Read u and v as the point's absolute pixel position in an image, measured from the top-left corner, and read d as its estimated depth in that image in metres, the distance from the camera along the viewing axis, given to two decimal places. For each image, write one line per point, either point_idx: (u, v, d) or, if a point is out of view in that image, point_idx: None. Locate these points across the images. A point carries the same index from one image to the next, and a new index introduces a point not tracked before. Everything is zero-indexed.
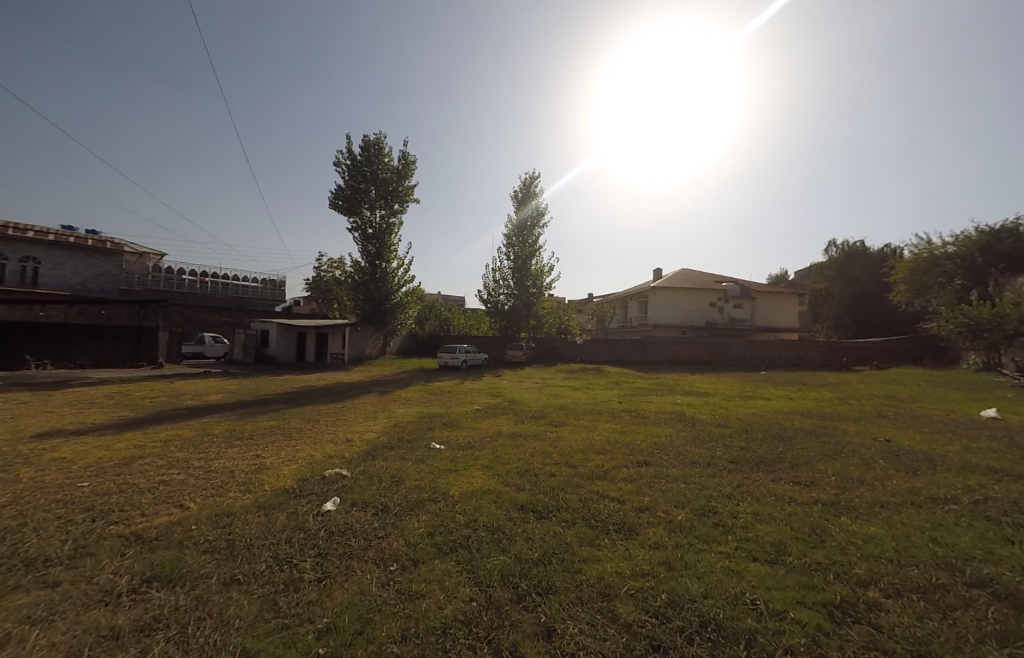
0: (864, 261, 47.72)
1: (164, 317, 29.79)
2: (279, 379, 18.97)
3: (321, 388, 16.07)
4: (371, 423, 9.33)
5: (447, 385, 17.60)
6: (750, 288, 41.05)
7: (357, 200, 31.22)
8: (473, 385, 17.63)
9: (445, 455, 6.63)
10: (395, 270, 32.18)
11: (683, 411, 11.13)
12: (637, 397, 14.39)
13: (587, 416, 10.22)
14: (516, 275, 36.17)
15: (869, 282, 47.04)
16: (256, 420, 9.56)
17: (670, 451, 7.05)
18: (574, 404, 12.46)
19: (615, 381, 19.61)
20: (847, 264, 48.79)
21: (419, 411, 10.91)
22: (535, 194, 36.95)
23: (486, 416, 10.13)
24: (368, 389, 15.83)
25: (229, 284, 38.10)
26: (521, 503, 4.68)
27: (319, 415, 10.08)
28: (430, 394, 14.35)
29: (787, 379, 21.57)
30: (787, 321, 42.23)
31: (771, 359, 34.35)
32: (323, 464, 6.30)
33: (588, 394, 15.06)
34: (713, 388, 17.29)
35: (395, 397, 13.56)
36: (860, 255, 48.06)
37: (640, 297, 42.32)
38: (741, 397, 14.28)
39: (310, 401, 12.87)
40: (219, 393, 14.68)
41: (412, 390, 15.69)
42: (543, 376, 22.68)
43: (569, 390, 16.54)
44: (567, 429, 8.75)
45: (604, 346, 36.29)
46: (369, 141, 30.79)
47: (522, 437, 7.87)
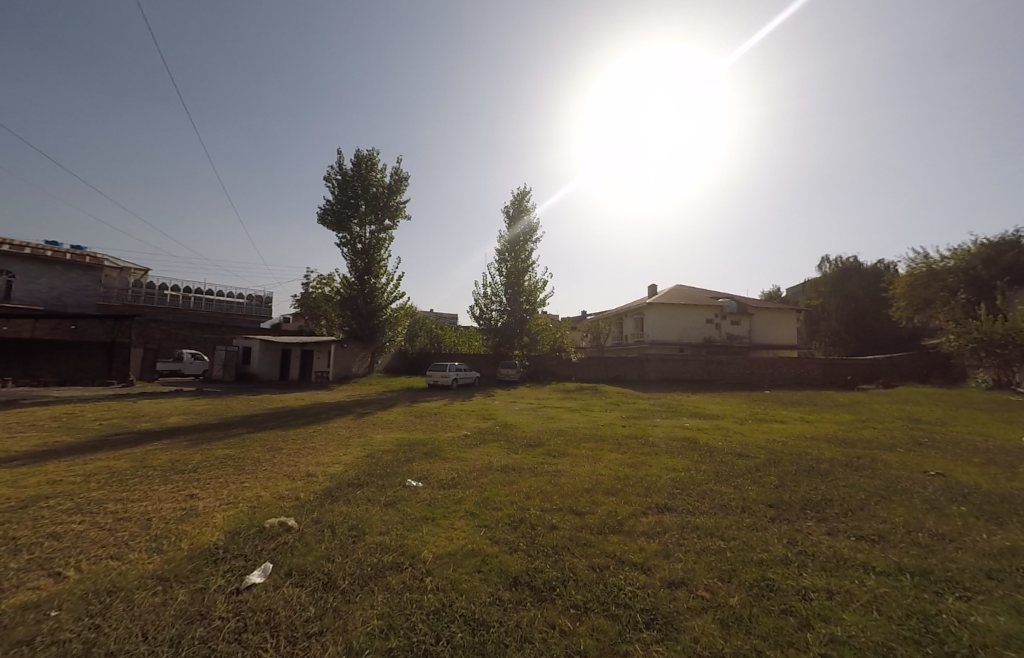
0: (859, 277, 47.53)
1: (142, 333, 28.50)
2: (256, 399, 17.64)
3: (298, 410, 14.77)
4: (342, 452, 8.11)
5: (435, 406, 16.37)
6: (747, 305, 40.34)
7: (345, 217, 30.35)
8: (463, 406, 16.36)
9: (422, 497, 5.43)
10: (384, 286, 31.16)
11: (694, 438, 10.00)
12: (640, 420, 13.24)
13: (590, 444, 9.05)
14: (508, 292, 35.22)
15: (865, 298, 46.62)
16: (210, 448, 8.30)
17: (693, 492, 5.90)
18: (573, 428, 11.28)
19: (614, 401, 18.44)
20: (843, 281, 48.48)
21: (398, 437, 9.67)
22: (527, 209, 36.32)
23: (474, 445, 8.90)
24: (347, 411, 14.54)
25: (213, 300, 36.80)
26: (514, 573, 3.50)
27: (286, 442, 8.84)
28: (415, 416, 13.10)
29: (794, 399, 20.48)
30: (786, 339, 41.44)
31: (773, 378, 33.44)
32: (269, 509, 5.08)
33: (586, 417, 13.90)
34: (719, 409, 16.18)
35: (375, 420, 12.32)
36: (855, 272, 47.89)
37: (635, 314, 41.44)
38: (752, 420, 13.17)
39: (280, 424, 11.57)
40: (182, 414, 13.34)
41: (396, 411, 14.44)
42: (538, 395, 21.50)
43: (565, 411, 15.33)
44: (567, 461, 7.55)
45: (600, 365, 35.21)
46: (359, 155, 30.02)
47: (515, 472, 6.67)
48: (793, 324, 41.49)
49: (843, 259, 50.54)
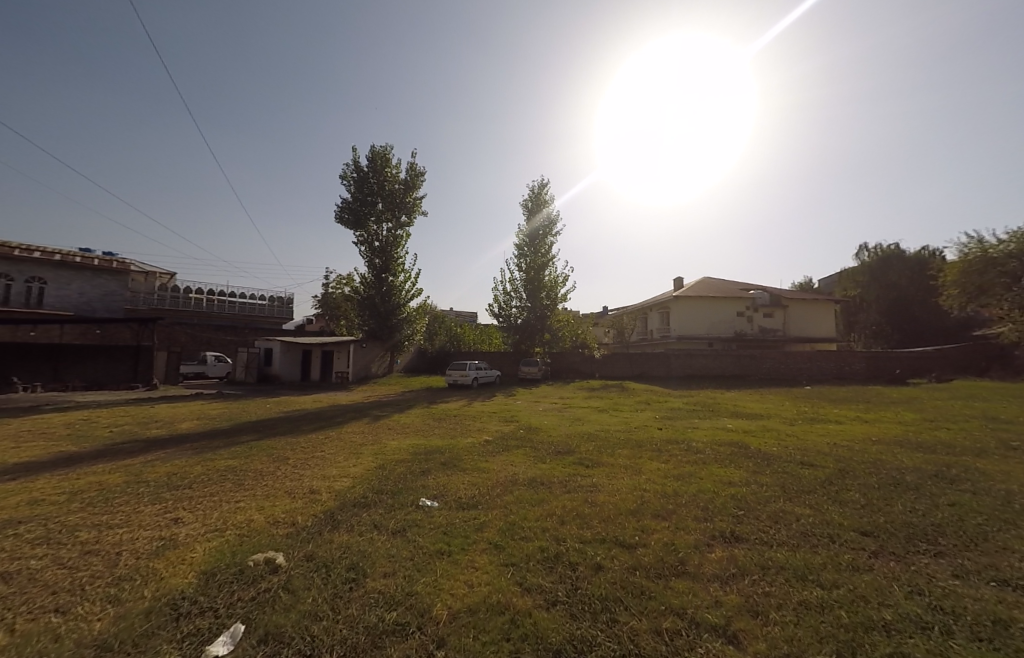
0: (901, 264, 44.75)
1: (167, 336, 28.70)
2: (273, 402, 17.24)
3: (313, 413, 14.19)
4: (352, 461, 7.36)
5: (455, 407, 15.59)
6: (781, 296, 38.32)
7: (362, 214, 29.91)
8: (484, 407, 15.55)
9: (437, 522, 4.58)
10: (402, 284, 30.67)
11: (744, 443, 8.88)
12: (677, 421, 12.13)
13: (627, 451, 8.04)
14: (528, 287, 34.26)
15: (909, 287, 43.94)
16: (212, 458, 7.66)
17: (763, 515, 4.88)
18: (604, 432, 10.28)
19: (644, 401, 17.35)
20: (885, 269, 45.82)
21: (414, 443, 8.89)
22: (545, 202, 35.27)
23: (497, 452, 8.06)
24: (363, 414, 13.89)
25: (236, 302, 36.94)
26: (557, 645, 2.62)
27: (294, 451, 8.16)
28: (433, 419, 12.32)
29: (840, 396, 18.92)
30: (823, 331, 39.31)
31: (810, 372, 31.64)
32: (259, 538, 4.31)
33: (617, 418, 12.86)
34: (761, 409, 14.90)
35: (391, 424, 11.58)
36: (897, 259, 45.11)
37: (660, 307, 39.91)
38: (802, 421, 11.91)
39: (292, 429, 10.95)
40: (196, 419, 12.90)
41: (415, 414, 13.72)
42: (562, 395, 20.54)
43: (593, 412, 14.31)
44: (604, 473, 6.59)
45: (625, 361, 33.96)
46: (374, 151, 29.50)
47: (545, 488, 5.76)
48: (830, 315, 39.23)
49: (883, 246, 47.76)
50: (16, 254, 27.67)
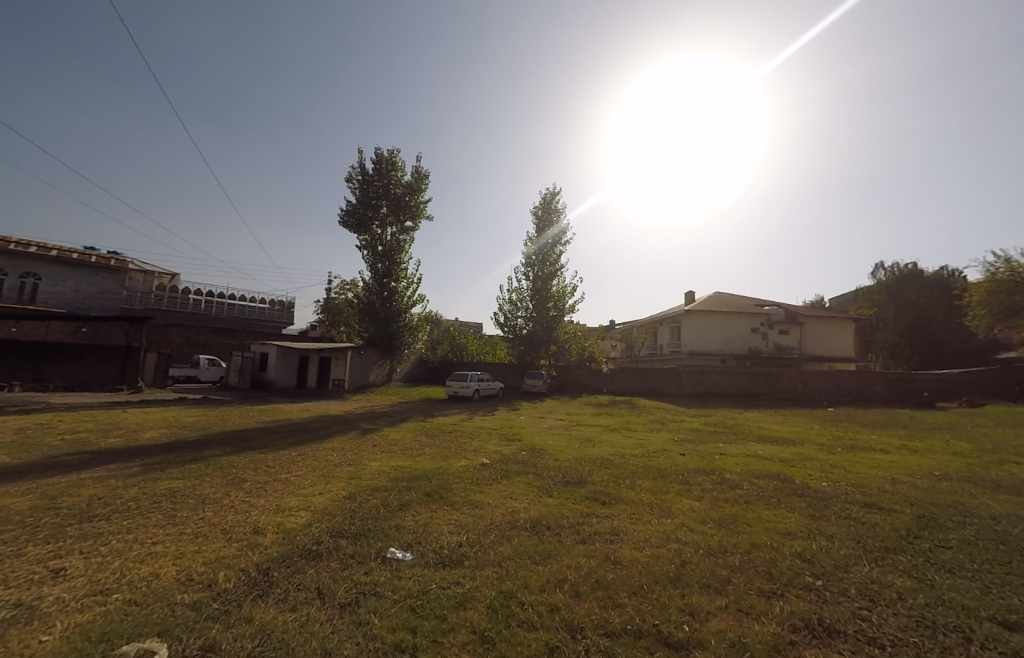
0: (920, 285, 43.30)
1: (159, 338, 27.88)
2: (259, 410, 16.13)
3: (298, 424, 13.03)
4: (321, 487, 6.13)
5: (453, 421, 14.33)
6: (797, 313, 36.87)
7: (366, 217, 29.12)
8: (485, 422, 14.31)
9: (406, 590, 3.31)
10: (404, 289, 29.72)
11: (786, 475, 7.54)
12: (700, 444, 10.77)
13: (650, 483, 6.73)
14: (535, 297, 33.15)
15: (928, 308, 42.38)
16: (156, 478, 6.47)
17: (855, 590, 3.55)
18: (622, 456, 8.99)
19: (658, 419, 15.96)
20: (902, 288, 44.33)
21: (399, 465, 7.62)
22: (555, 210, 34.26)
23: (495, 480, 6.79)
24: (352, 427, 12.65)
25: (235, 305, 36.13)
26: None
27: (256, 471, 6.94)
28: (427, 435, 11.07)
29: (871, 420, 17.47)
30: (841, 350, 37.70)
31: (829, 393, 30.10)
32: (156, 603, 3.06)
33: (632, 438, 11.56)
34: (789, 433, 13.50)
35: (379, 440, 10.36)
36: (915, 279, 43.69)
37: (671, 321, 38.53)
38: (842, 449, 10.53)
39: (266, 443, 9.72)
40: (166, 427, 11.73)
41: (408, 427, 12.51)
42: (569, 410, 19.22)
43: (604, 430, 12.97)
44: (625, 513, 5.30)
45: (634, 376, 32.60)
46: (380, 154, 28.80)
47: (553, 537, 4.47)
48: (848, 334, 37.69)
49: (901, 265, 46.23)
50: (10, 250, 27.03)
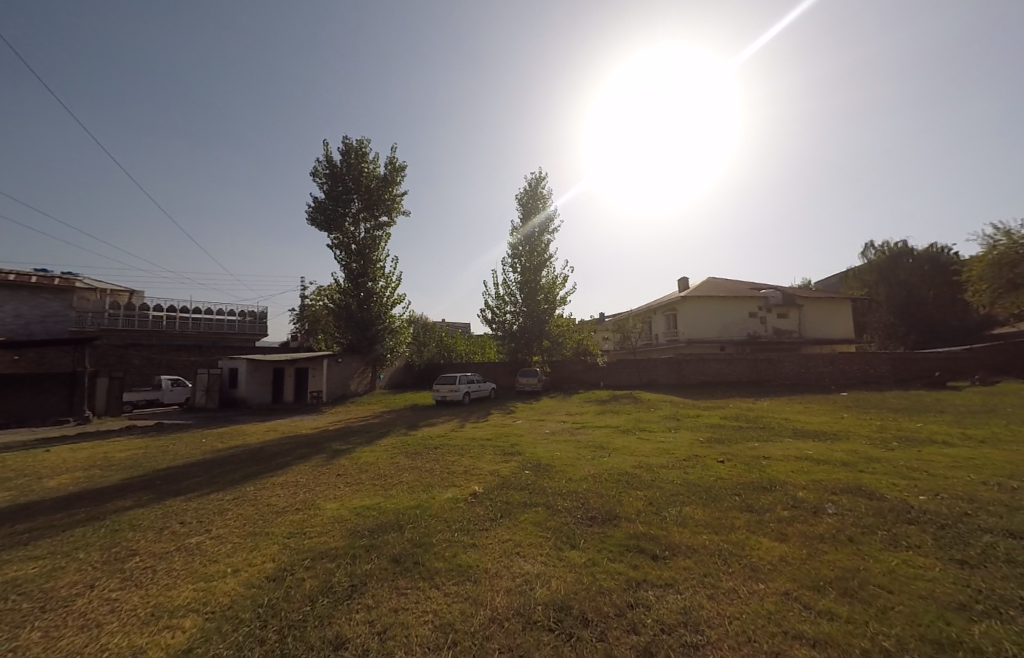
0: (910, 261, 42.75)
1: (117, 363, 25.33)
2: (216, 435, 14.04)
3: (255, 449, 11.03)
4: (240, 561, 4.22)
5: (440, 432, 12.47)
6: (794, 294, 35.73)
7: (337, 213, 26.96)
8: (477, 431, 12.46)
9: None
10: (383, 289, 27.66)
11: (868, 486, 5.83)
12: (732, 447, 9.08)
13: (704, 515, 4.94)
14: (524, 290, 31.33)
15: (921, 285, 41.65)
16: (6, 561, 4.50)
17: None
18: (648, 469, 7.21)
19: (669, 416, 14.29)
20: (894, 265, 43.67)
21: (365, 506, 5.72)
22: (542, 196, 32.43)
23: (493, 523, 4.95)
24: (320, 448, 10.72)
25: (202, 319, 33.81)
26: None
27: (158, 535, 4.99)
28: (407, 454, 9.17)
29: (896, 404, 16.05)
30: (840, 330, 36.69)
31: (833, 376, 28.92)
32: None
33: (650, 442, 9.82)
34: (822, 424, 11.92)
35: (348, 465, 8.47)
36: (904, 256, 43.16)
37: (665, 309, 37.10)
38: (899, 443, 8.91)
39: (204, 482, 7.76)
40: (88, 468, 9.63)
41: (385, 444, 10.64)
42: (568, 411, 17.49)
43: (614, 434, 11.20)
44: (692, 578, 3.50)
45: (632, 368, 31.09)
46: (348, 144, 26.61)
47: (596, 650, 2.65)
48: (845, 313, 36.69)
49: (892, 242, 45.45)
50: None
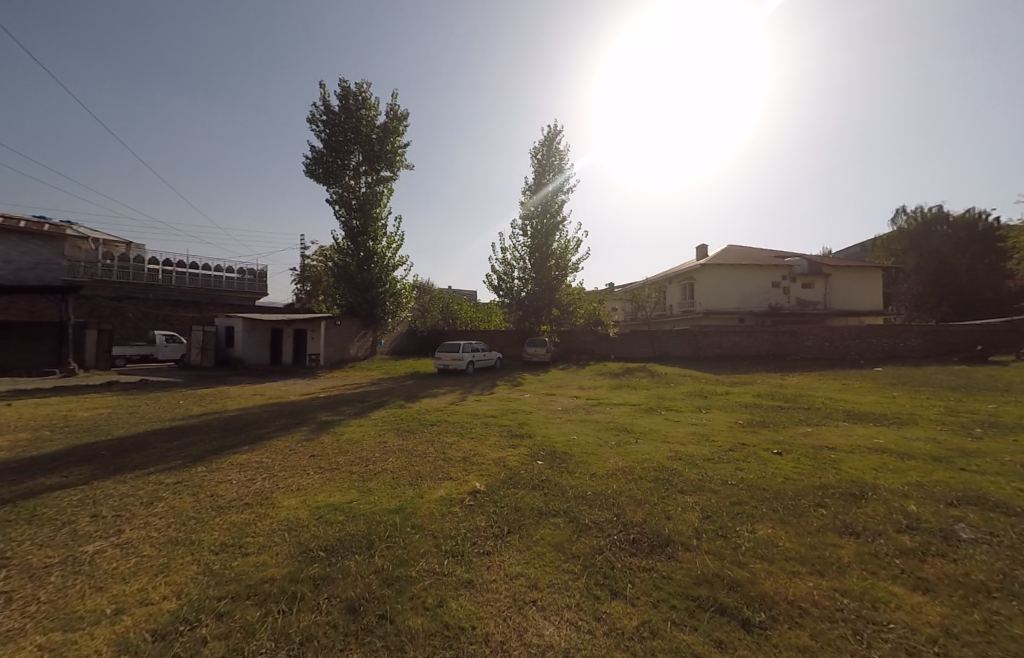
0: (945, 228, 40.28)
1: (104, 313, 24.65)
2: (200, 396, 12.95)
3: (234, 415, 9.88)
4: (137, 593, 2.97)
5: (440, 404, 11.25)
6: (823, 264, 33.59)
7: (335, 165, 25.09)
8: (482, 405, 11.19)
9: None
10: (385, 250, 26.07)
11: (993, 500, 4.44)
12: (780, 433, 7.72)
13: (791, 545, 3.56)
14: (534, 254, 29.54)
15: (955, 253, 39.25)
16: None
17: None
18: (691, 464, 5.83)
19: (694, 393, 12.94)
20: (928, 232, 41.26)
21: (336, 503, 4.47)
22: (559, 151, 30.05)
23: (499, 542, 3.66)
24: (305, 418, 9.54)
25: (200, 276, 32.69)
26: None
27: (54, 539, 3.77)
28: (399, 431, 7.93)
29: (945, 382, 14.54)
30: (867, 304, 34.71)
31: (860, 351, 27.35)
32: None
33: (681, 425, 8.48)
34: (874, 406, 10.49)
35: (330, 441, 7.22)
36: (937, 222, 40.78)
37: (683, 279, 35.22)
38: (984, 435, 7.48)
39: (158, 454, 6.58)
40: (42, 428, 8.54)
41: (377, 416, 9.45)
42: (580, 383, 16.21)
43: (637, 412, 9.87)
44: None
45: (646, 339, 29.64)
46: (347, 87, 24.40)
47: None
48: (875, 286, 34.60)
49: (927, 208, 42.65)
50: None
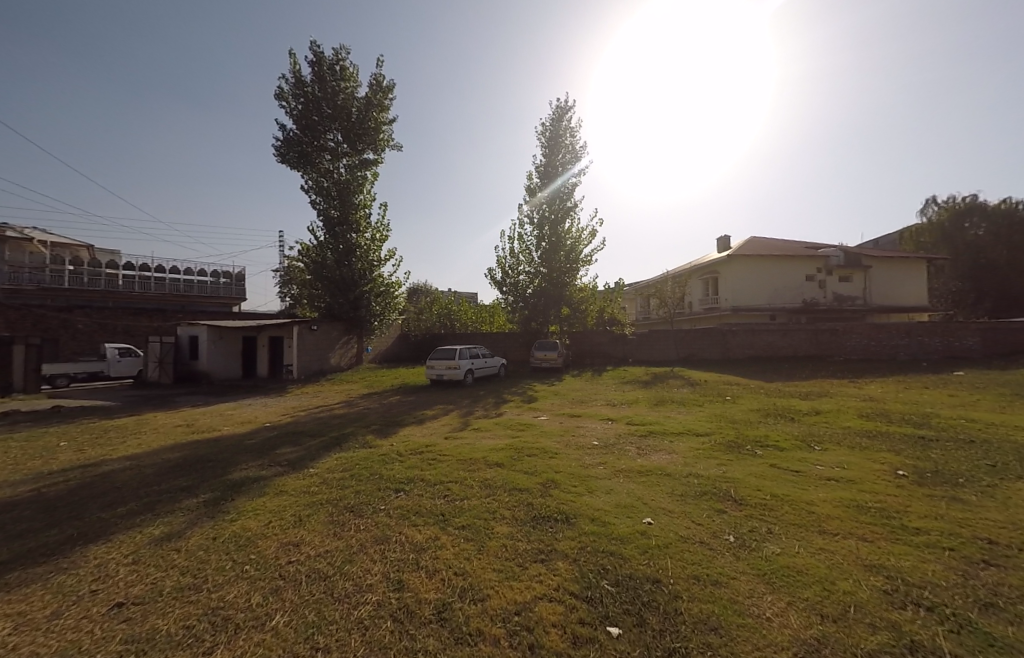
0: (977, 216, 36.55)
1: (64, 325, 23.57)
2: (101, 433, 9.61)
3: (107, 470, 6.55)
4: None
5: (423, 438, 7.89)
6: (861, 255, 30.29)
7: (308, 145, 22.02)
8: (483, 438, 7.88)
9: None
10: (369, 243, 22.87)
11: None
12: (1007, 507, 4.37)
13: None
14: (541, 247, 26.29)
15: (994, 248, 35.13)
16: None
17: None
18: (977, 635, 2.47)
19: (767, 411, 9.51)
20: (961, 226, 37.12)
21: None
22: (568, 128, 26.81)
23: None
24: (212, 473, 6.21)
25: (167, 281, 29.97)
26: None
27: None
28: (340, 511, 4.60)
29: None
30: (910, 298, 31.34)
31: (910, 350, 24.00)
32: None
33: (811, 484, 5.10)
34: None
35: (198, 552, 3.89)
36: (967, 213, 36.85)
37: (704, 273, 31.94)
38: None
39: None
40: None
41: (322, 470, 6.10)
42: (606, 397, 12.75)
43: (719, 451, 6.48)
44: None
45: (668, 340, 26.33)
46: (320, 54, 21.35)
47: None
48: (918, 277, 31.24)
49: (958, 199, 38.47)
50: None
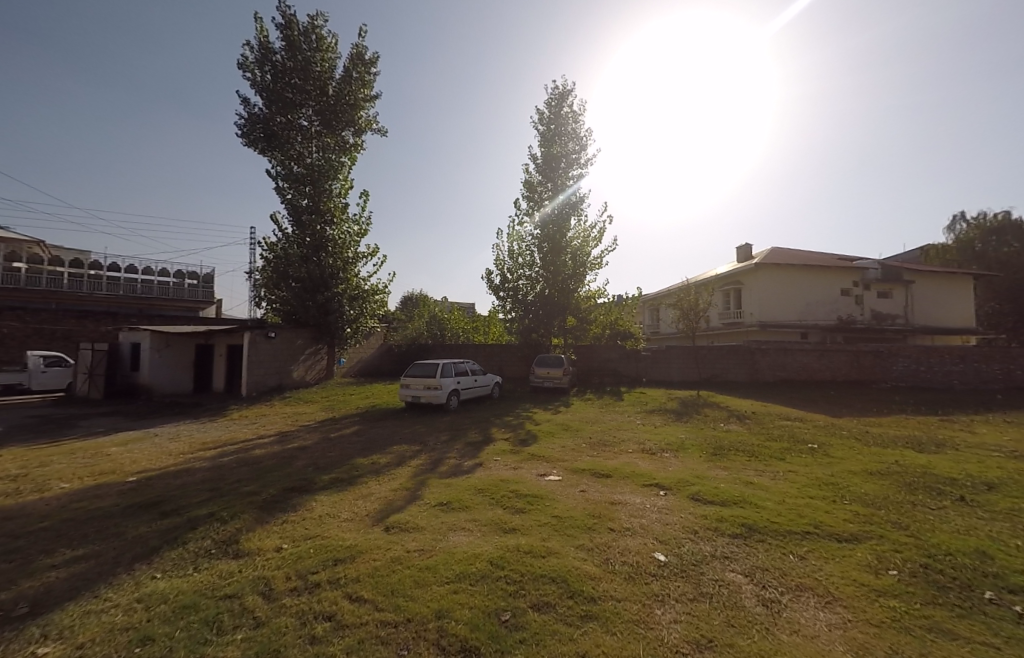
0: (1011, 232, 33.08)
1: None
2: None
3: None
4: None
5: (341, 532, 4.35)
6: (901, 268, 27.10)
7: (276, 122, 18.92)
8: (447, 538, 4.28)
9: None
10: (344, 237, 19.62)
11: None
12: None
13: None
14: (543, 247, 22.98)
15: None
16: None
17: None
18: None
19: (907, 483, 6.00)
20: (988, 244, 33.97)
21: None
22: (570, 115, 23.75)
23: None
24: None
25: (122, 282, 26.84)
26: None
27: None
28: None
29: None
30: (956, 320, 28.05)
31: (968, 376, 20.70)
32: None
33: None
34: None
35: None
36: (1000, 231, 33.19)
37: (726, 284, 28.73)
38: None
39: None
40: None
41: (50, 654, 2.57)
42: (634, 439, 9.19)
43: (953, 625, 2.98)
44: None
45: (687, 359, 22.91)
46: (291, 17, 18.30)
47: None
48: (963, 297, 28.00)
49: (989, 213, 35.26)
50: None
